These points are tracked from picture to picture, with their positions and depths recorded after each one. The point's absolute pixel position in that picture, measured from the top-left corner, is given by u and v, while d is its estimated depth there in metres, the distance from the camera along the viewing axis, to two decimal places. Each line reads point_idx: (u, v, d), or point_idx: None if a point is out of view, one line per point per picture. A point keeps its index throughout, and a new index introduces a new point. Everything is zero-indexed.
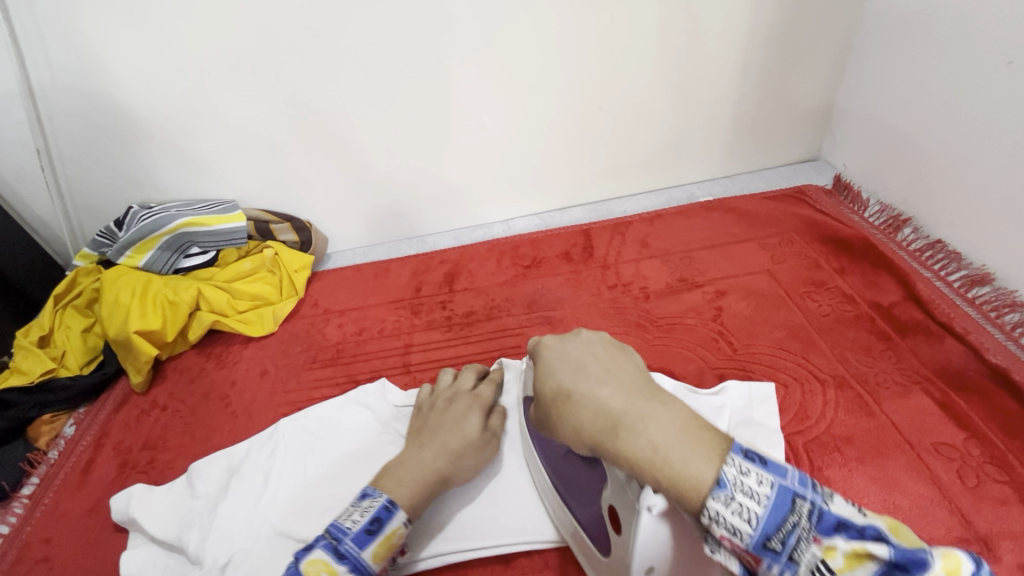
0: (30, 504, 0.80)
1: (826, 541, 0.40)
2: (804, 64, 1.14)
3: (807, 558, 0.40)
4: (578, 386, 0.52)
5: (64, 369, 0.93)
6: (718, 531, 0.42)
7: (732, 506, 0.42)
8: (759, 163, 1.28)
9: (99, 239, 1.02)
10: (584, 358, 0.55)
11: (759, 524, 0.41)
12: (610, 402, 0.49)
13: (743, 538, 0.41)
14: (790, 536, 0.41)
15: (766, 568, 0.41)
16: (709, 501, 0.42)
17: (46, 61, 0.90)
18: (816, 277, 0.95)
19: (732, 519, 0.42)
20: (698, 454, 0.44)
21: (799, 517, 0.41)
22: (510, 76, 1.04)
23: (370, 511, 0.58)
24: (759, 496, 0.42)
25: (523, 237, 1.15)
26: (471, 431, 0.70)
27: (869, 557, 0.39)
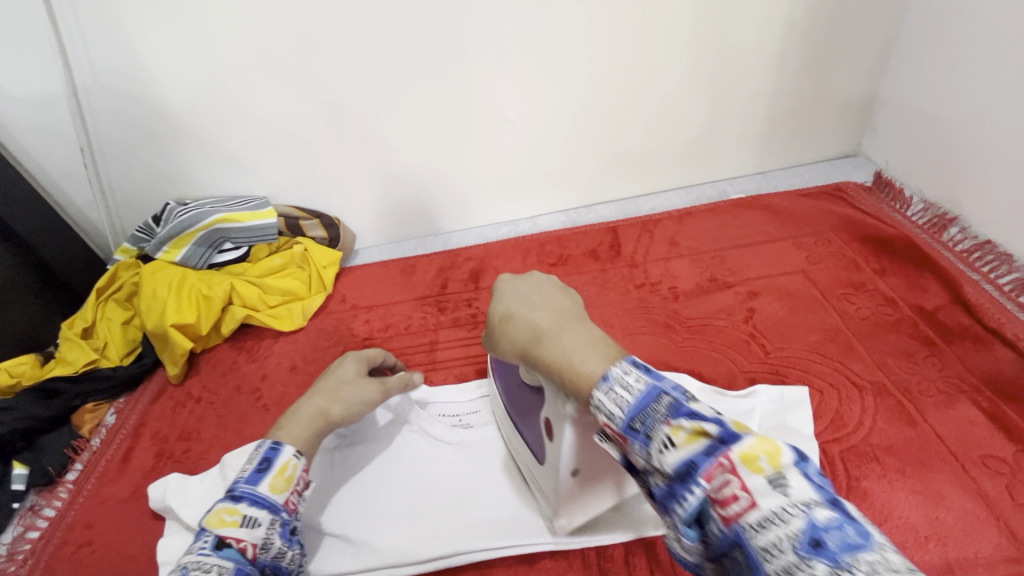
0: (74, 489, 0.84)
1: (676, 421, 0.35)
2: (844, 55, 1.09)
3: (657, 434, 0.35)
4: (506, 307, 0.53)
5: (106, 360, 0.97)
6: (599, 418, 0.40)
7: (608, 394, 0.39)
8: (794, 158, 1.23)
9: (139, 235, 1.05)
10: (514, 287, 0.55)
11: (631, 406, 0.37)
12: (529, 326, 0.50)
13: (615, 422, 0.38)
14: (647, 417, 0.36)
15: (631, 447, 0.37)
16: (595, 391, 0.40)
17: (89, 62, 0.93)
18: (854, 278, 0.92)
19: (609, 404, 0.39)
20: (593, 359, 0.43)
21: (659, 407, 0.36)
22: (538, 72, 1.02)
23: (258, 454, 0.59)
24: (630, 387, 0.38)
25: (548, 234, 1.14)
26: (344, 374, 0.73)
27: (705, 432, 0.33)
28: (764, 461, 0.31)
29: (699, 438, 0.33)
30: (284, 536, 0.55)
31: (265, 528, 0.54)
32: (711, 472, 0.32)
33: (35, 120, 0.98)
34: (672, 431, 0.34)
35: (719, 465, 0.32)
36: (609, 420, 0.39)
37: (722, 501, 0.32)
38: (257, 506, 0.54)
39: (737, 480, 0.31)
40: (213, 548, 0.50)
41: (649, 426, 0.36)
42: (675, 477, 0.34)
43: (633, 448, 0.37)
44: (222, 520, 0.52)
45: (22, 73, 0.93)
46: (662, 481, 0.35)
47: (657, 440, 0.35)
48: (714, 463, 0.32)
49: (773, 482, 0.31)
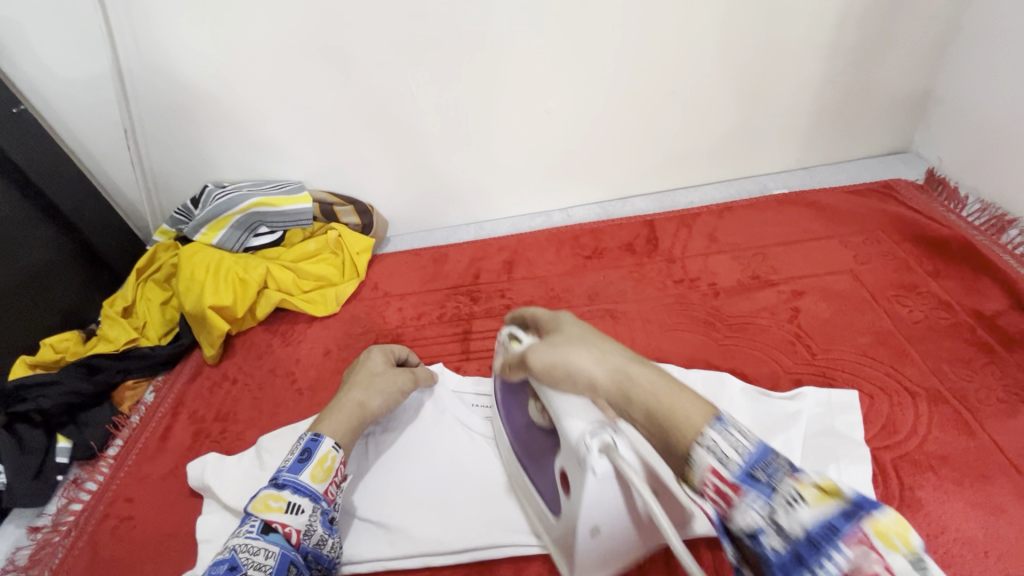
0: (115, 464, 0.86)
1: (802, 477, 0.36)
2: (900, 46, 1.04)
3: (785, 487, 0.36)
4: (565, 351, 0.52)
5: (145, 339, 0.98)
6: (706, 462, 0.39)
7: (724, 435, 0.39)
8: (840, 154, 1.19)
9: (177, 217, 1.07)
10: (569, 325, 0.57)
11: (747, 457, 0.38)
12: (598, 370, 0.50)
13: (730, 467, 0.38)
14: (770, 469, 0.37)
15: (746, 498, 0.36)
16: (707, 429, 0.40)
17: (134, 44, 0.93)
18: (906, 280, 0.88)
19: (723, 447, 0.39)
20: (687, 401, 0.44)
21: (777, 462, 0.37)
22: (578, 60, 1.00)
23: (299, 445, 0.61)
24: (745, 438, 0.39)
25: (583, 226, 1.12)
26: (376, 366, 0.72)
27: (839, 493, 0.34)
28: (899, 539, 0.32)
29: (832, 500, 0.34)
30: (325, 524, 0.58)
31: (308, 515, 0.56)
32: (853, 538, 0.32)
33: (80, 101, 0.99)
34: (801, 486, 0.35)
35: (860, 532, 0.32)
36: (719, 464, 0.38)
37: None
38: (299, 494, 0.56)
39: (877, 558, 0.31)
40: (260, 532, 0.52)
41: (774, 478, 0.36)
42: (808, 538, 0.33)
43: (749, 500, 0.36)
44: (268, 506, 0.54)
45: (69, 54, 0.94)
46: (781, 543, 0.34)
47: (784, 493, 0.35)
48: (854, 527, 0.32)
49: (911, 562, 0.31)
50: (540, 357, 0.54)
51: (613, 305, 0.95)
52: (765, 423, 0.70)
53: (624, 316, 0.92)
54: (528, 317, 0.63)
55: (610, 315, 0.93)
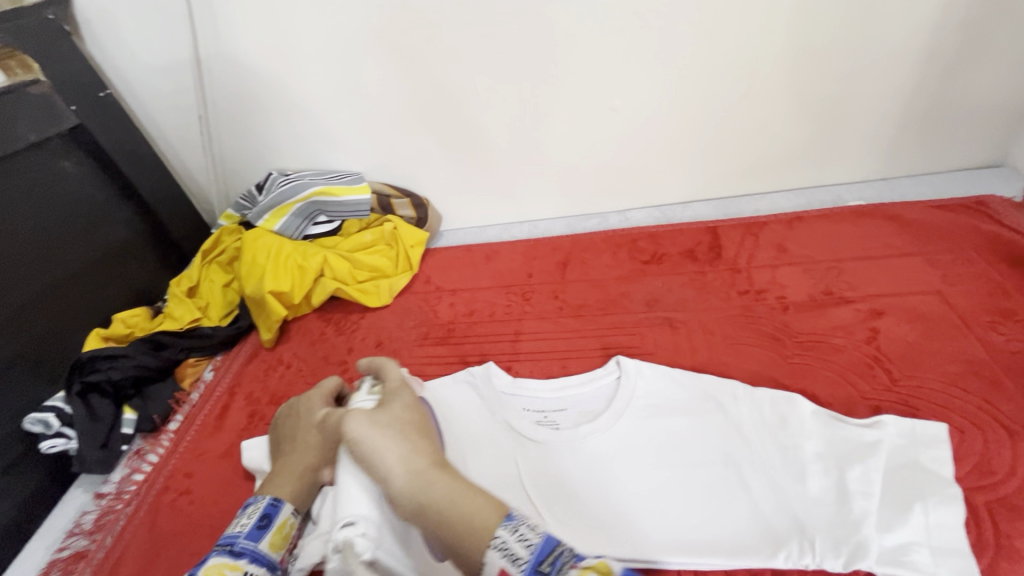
0: (175, 438, 0.89)
1: (578, 563, 0.44)
2: (1005, 51, 0.96)
3: (563, 575, 0.44)
4: (373, 439, 0.55)
5: (207, 319, 1.01)
6: (500, 563, 0.47)
7: (514, 534, 0.48)
8: (925, 166, 1.11)
9: (242, 202, 1.10)
10: (400, 406, 0.60)
11: (533, 552, 0.46)
12: (398, 467, 0.53)
13: (519, 564, 0.46)
14: (554, 561, 0.45)
15: None
16: (499, 531, 0.48)
17: (213, 32, 0.96)
18: (1001, 305, 0.81)
19: (514, 545, 0.47)
20: (481, 502, 0.52)
21: (562, 553, 0.46)
22: (650, 59, 0.97)
23: (259, 510, 0.64)
24: (529, 537, 0.48)
25: (641, 230, 1.08)
26: (323, 420, 0.72)
27: (605, 568, 0.43)
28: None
29: (592, 572, 0.43)
30: None
31: None
32: None
33: (160, 86, 1.03)
34: (576, 569, 0.44)
35: None
36: (511, 561, 0.46)
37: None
38: (257, 564, 0.59)
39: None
40: None
41: (555, 567, 0.45)
42: None
43: None
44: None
45: (153, 41, 0.98)
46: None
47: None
48: None
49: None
50: (353, 434, 0.56)
51: (672, 313, 0.91)
52: (842, 450, 0.65)
53: (684, 326, 0.88)
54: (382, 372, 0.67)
55: (669, 324, 0.89)
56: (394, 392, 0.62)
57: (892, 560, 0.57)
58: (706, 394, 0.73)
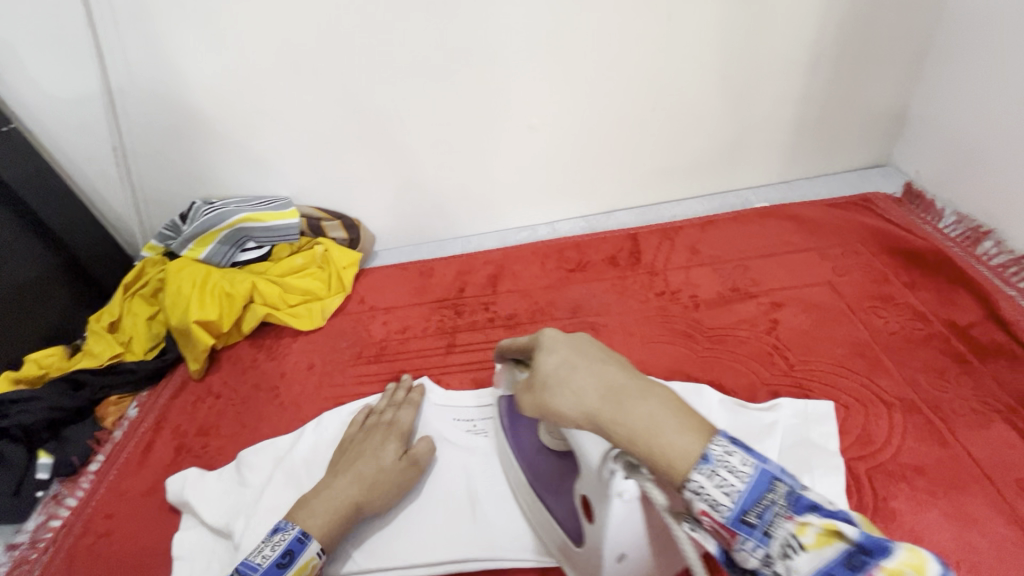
0: (96, 480, 0.86)
1: (800, 518, 0.35)
2: (875, 65, 1.07)
3: (781, 534, 0.35)
4: (540, 398, 0.47)
5: (130, 354, 0.99)
6: (696, 505, 0.37)
7: (712, 479, 0.37)
8: (820, 168, 1.21)
9: (165, 232, 1.07)
10: (545, 355, 0.49)
11: (740, 498, 0.36)
12: (578, 413, 0.44)
13: (722, 512, 0.37)
14: (765, 512, 0.36)
15: (743, 543, 0.36)
16: (692, 473, 0.37)
17: (123, 63, 0.95)
18: (882, 291, 0.89)
19: (712, 491, 0.37)
20: (677, 431, 0.39)
21: (775, 498, 0.36)
22: (560, 79, 1.03)
23: (281, 544, 0.61)
24: (737, 472, 0.37)
25: (568, 240, 1.13)
26: (385, 460, 0.71)
27: (842, 537, 0.33)
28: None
29: (834, 541, 0.33)
30: None
31: None
32: None
33: (70, 120, 1.01)
34: (800, 529, 0.35)
35: None
36: (710, 509, 0.37)
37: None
38: None
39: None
40: None
41: (768, 521, 0.36)
42: None
43: (744, 544, 0.36)
44: None
45: (61, 75, 0.96)
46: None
47: (779, 539, 0.35)
48: None
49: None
50: (529, 402, 0.49)
51: (595, 318, 0.96)
52: (742, 434, 0.70)
53: (606, 329, 0.93)
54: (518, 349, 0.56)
55: (592, 328, 0.94)
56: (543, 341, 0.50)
57: None
58: None
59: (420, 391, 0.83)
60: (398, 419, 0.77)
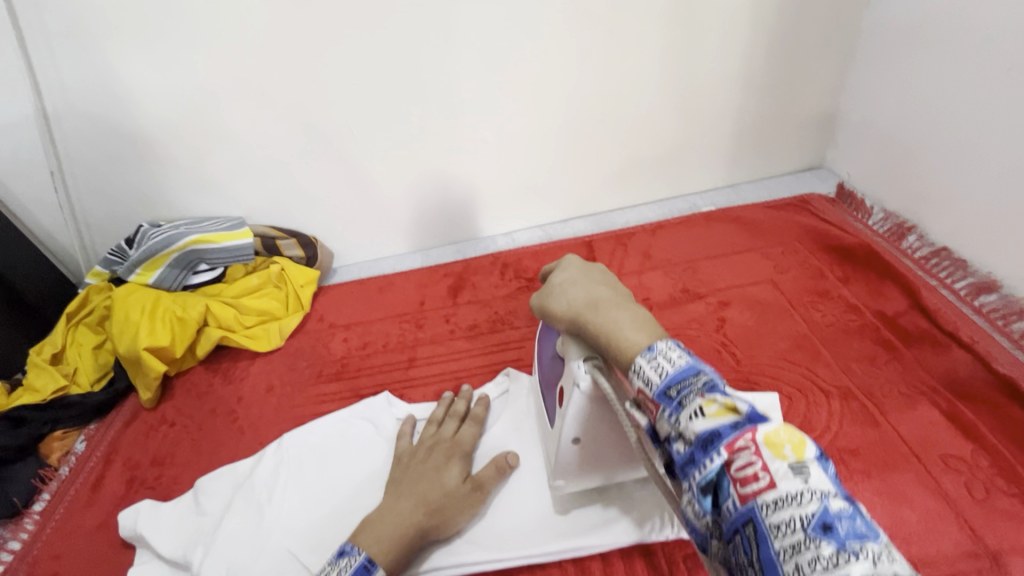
0: (41, 520, 0.82)
1: (710, 395, 0.40)
2: (804, 75, 1.15)
3: (691, 404, 0.41)
4: (546, 301, 0.62)
5: (75, 386, 0.95)
6: (636, 382, 0.46)
7: (651, 361, 0.45)
8: (761, 172, 1.28)
9: (111, 257, 1.04)
10: (560, 273, 0.64)
11: (668, 374, 0.44)
12: (568, 307, 0.58)
13: (652, 386, 0.44)
14: (684, 388, 0.42)
15: (663, 413, 0.43)
16: (637, 358, 0.47)
17: (60, 85, 0.93)
18: (819, 286, 0.95)
19: (649, 371, 0.45)
20: (633, 332, 0.50)
21: (695, 382, 0.42)
22: (510, 93, 1.05)
23: (347, 571, 0.59)
24: (671, 361, 0.44)
25: (526, 250, 1.15)
26: (449, 483, 0.69)
27: (736, 408, 0.39)
28: (787, 450, 0.37)
29: (729, 413, 0.39)
30: None
31: None
32: (735, 443, 0.38)
33: (5, 145, 0.97)
34: (706, 402, 0.40)
35: (742, 436, 0.38)
36: (645, 385, 0.45)
37: (743, 479, 0.37)
38: None
39: (758, 459, 0.37)
40: None
41: (685, 396, 0.41)
42: (697, 443, 0.39)
43: (663, 413, 0.43)
44: None
45: None
46: (684, 446, 0.40)
47: (688, 408, 0.41)
48: (738, 436, 0.38)
49: (793, 468, 0.36)
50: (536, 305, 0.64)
51: None
52: None
53: None
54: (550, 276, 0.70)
55: None
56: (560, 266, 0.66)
57: None
58: None
59: (484, 405, 0.81)
60: (460, 436, 0.76)
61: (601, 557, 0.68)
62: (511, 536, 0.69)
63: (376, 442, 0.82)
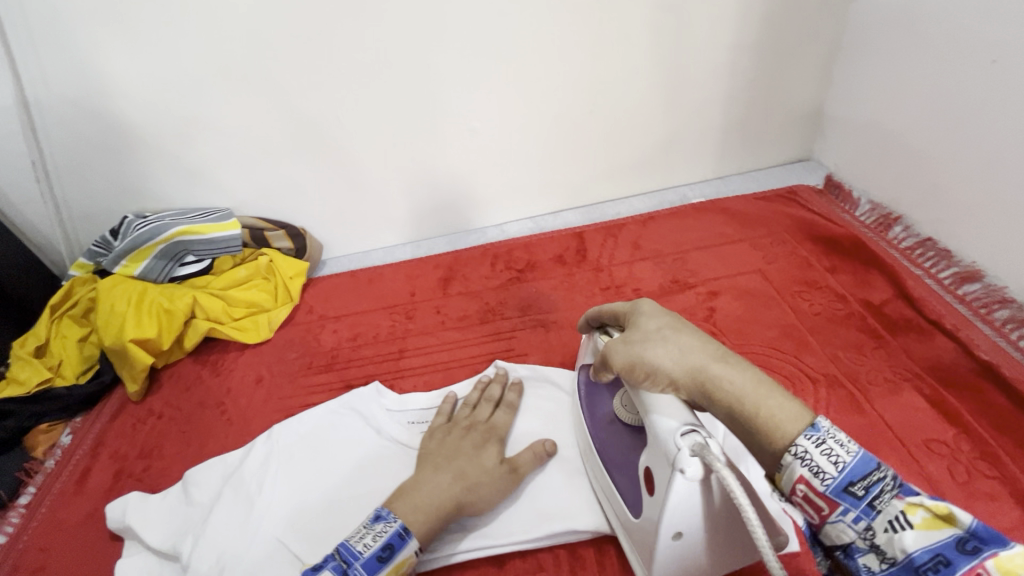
0: (27, 513, 0.81)
1: (910, 500, 0.41)
2: (792, 66, 1.15)
3: (890, 509, 0.41)
4: (635, 353, 0.53)
5: (61, 379, 0.94)
6: (797, 472, 0.44)
7: (820, 446, 0.44)
8: (750, 164, 1.28)
9: (95, 249, 1.02)
10: (646, 319, 0.56)
11: (844, 471, 0.42)
12: (676, 368, 0.51)
13: (825, 481, 0.42)
14: (872, 487, 0.42)
15: (841, 513, 0.42)
16: (800, 439, 0.44)
17: (41, 72, 0.91)
18: (807, 276, 0.96)
19: (817, 458, 0.43)
20: (780, 402, 0.47)
21: (881, 482, 0.42)
22: (500, 83, 1.05)
23: (383, 536, 0.60)
24: (848, 449, 0.43)
25: (516, 241, 1.15)
26: (488, 462, 0.69)
27: (956, 521, 0.39)
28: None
29: (940, 525, 0.39)
30: None
31: None
32: (961, 568, 0.37)
33: None
34: (908, 510, 0.40)
35: (974, 561, 0.37)
36: (812, 475, 0.43)
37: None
38: None
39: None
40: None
41: (876, 499, 0.42)
42: (911, 562, 0.39)
43: (844, 514, 0.42)
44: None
45: None
46: (878, 560, 0.41)
47: (887, 516, 0.41)
48: (965, 560, 0.37)
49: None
50: (618, 361, 0.55)
51: (545, 315, 0.98)
52: None
53: (555, 326, 0.96)
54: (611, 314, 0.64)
55: (542, 326, 0.97)
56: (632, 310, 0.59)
57: None
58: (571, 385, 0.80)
59: (518, 391, 0.81)
60: (495, 419, 0.76)
61: (592, 543, 0.68)
62: (505, 520, 0.69)
63: (367, 433, 0.82)
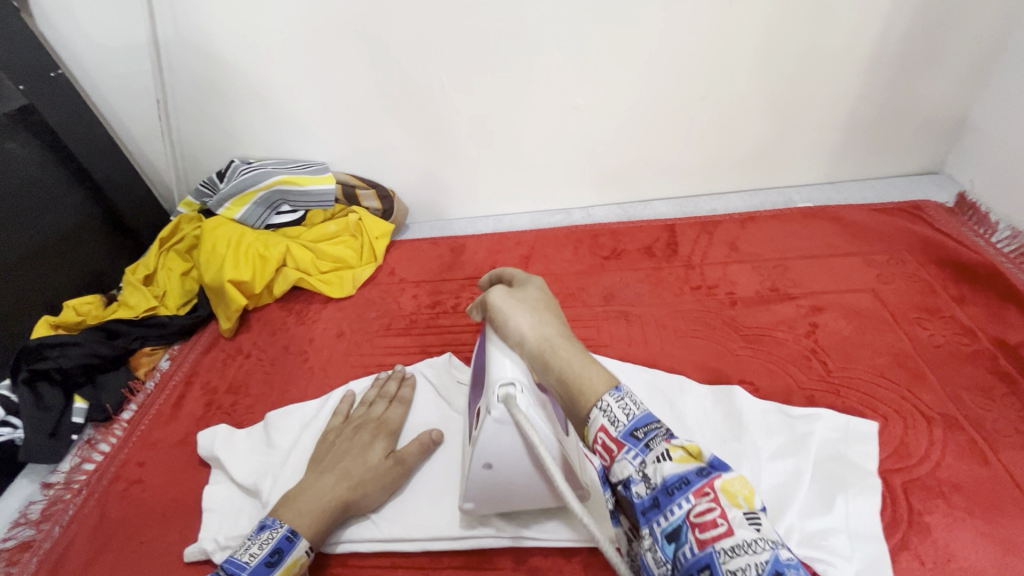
0: (129, 428, 0.88)
1: (675, 441, 0.42)
2: (941, 67, 1.02)
3: (657, 448, 0.41)
4: (508, 306, 0.56)
5: (164, 308, 1.01)
6: (598, 421, 0.44)
7: (619, 401, 0.45)
8: (869, 171, 1.17)
9: (202, 189, 1.08)
10: (535, 290, 0.59)
11: (633, 420, 0.43)
12: (530, 331, 0.53)
13: (617, 426, 0.43)
14: (650, 431, 0.42)
15: (625, 453, 0.42)
16: (604, 395, 0.45)
17: (172, 15, 0.94)
18: (928, 303, 0.87)
19: (615, 410, 0.44)
20: (597, 373, 0.48)
21: (658, 428, 0.43)
22: (609, 60, 1.00)
23: (271, 542, 0.60)
24: (629, 407, 0.44)
25: (603, 227, 1.11)
26: (373, 458, 0.70)
27: (701, 456, 0.40)
28: (743, 497, 0.38)
29: (690, 459, 0.40)
30: None
31: None
32: (699, 489, 0.38)
33: (117, 69, 1.01)
34: (671, 447, 0.41)
35: (704, 482, 0.39)
36: (609, 423, 0.44)
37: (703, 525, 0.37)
38: None
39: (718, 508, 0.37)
40: None
41: (651, 438, 0.42)
42: (663, 488, 0.40)
43: (626, 454, 0.42)
44: None
45: (110, 23, 0.96)
46: (646, 490, 0.40)
47: (654, 451, 0.41)
48: (700, 481, 0.39)
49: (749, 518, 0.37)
50: (493, 303, 0.58)
51: (627, 307, 0.94)
52: (777, 438, 0.69)
53: (638, 319, 0.92)
54: (505, 276, 0.65)
55: (624, 317, 0.92)
56: (523, 281, 0.62)
57: (811, 543, 0.59)
58: (656, 390, 0.76)
59: (412, 386, 0.82)
60: (388, 415, 0.77)
61: None
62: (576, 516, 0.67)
63: (440, 401, 0.82)
